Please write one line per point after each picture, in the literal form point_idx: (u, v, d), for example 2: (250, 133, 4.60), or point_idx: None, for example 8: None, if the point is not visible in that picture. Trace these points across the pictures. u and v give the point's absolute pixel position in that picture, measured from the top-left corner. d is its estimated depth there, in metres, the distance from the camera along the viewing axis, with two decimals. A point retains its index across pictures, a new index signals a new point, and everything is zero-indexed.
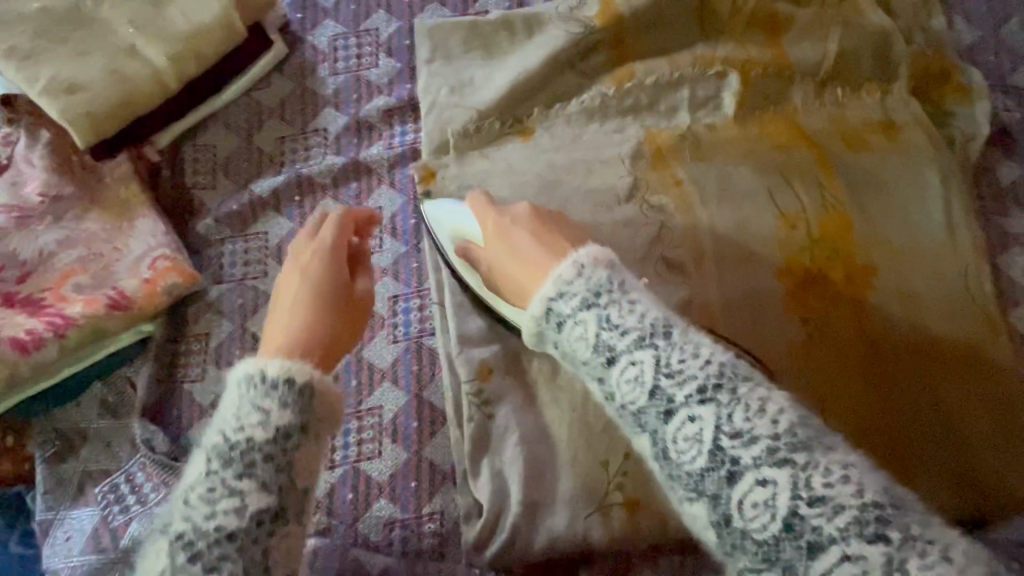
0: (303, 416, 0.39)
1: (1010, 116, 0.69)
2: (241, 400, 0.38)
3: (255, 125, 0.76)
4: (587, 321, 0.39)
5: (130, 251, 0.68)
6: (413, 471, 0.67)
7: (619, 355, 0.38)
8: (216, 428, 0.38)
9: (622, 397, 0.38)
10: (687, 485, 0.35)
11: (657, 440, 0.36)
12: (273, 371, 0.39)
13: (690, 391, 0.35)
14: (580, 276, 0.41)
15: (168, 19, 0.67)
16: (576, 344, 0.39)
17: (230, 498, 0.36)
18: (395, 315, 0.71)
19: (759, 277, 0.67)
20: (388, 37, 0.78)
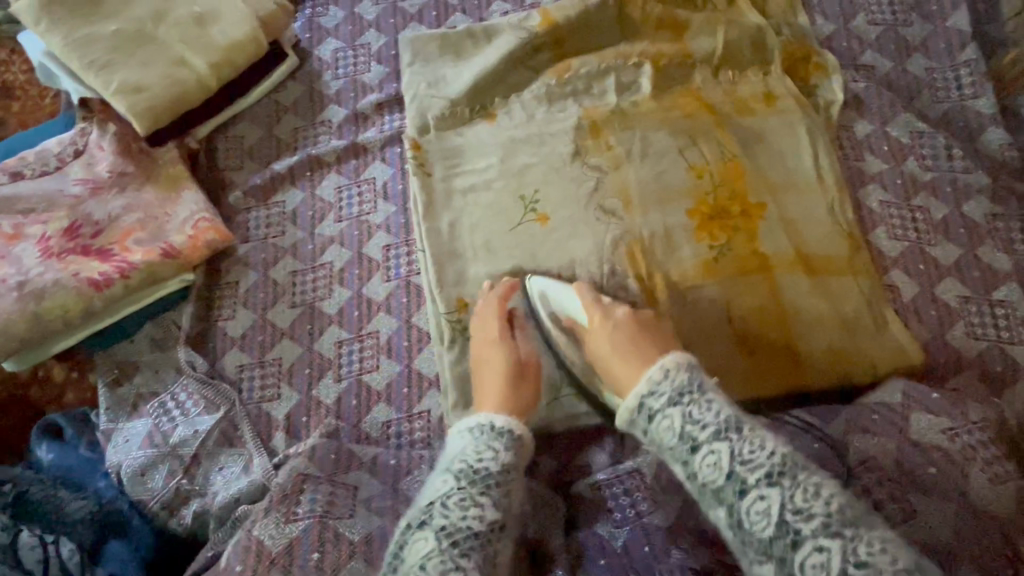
0: (517, 461, 0.65)
1: (859, 87, 0.90)
2: (479, 448, 0.65)
3: (275, 119, 0.96)
4: (674, 414, 0.62)
5: (177, 215, 0.86)
6: (405, 380, 0.83)
7: (700, 444, 0.59)
8: (462, 458, 0.64)
9: (705, 476, 0.58)
10: (760, 549, 0.54)
11: (733, 511, 0.56)
12: (499, 423, 0.67)
13: (759, 474, 0.56)
14: (667, 376, 0.65)
15: (209, 36, 0.87)
16: (665, 430, 0.62)
17: (476, 507, 0.60)
18: (388, 260, 0.88)
19: (674, 214, 0.87)
20: (378, 49, 0.99)
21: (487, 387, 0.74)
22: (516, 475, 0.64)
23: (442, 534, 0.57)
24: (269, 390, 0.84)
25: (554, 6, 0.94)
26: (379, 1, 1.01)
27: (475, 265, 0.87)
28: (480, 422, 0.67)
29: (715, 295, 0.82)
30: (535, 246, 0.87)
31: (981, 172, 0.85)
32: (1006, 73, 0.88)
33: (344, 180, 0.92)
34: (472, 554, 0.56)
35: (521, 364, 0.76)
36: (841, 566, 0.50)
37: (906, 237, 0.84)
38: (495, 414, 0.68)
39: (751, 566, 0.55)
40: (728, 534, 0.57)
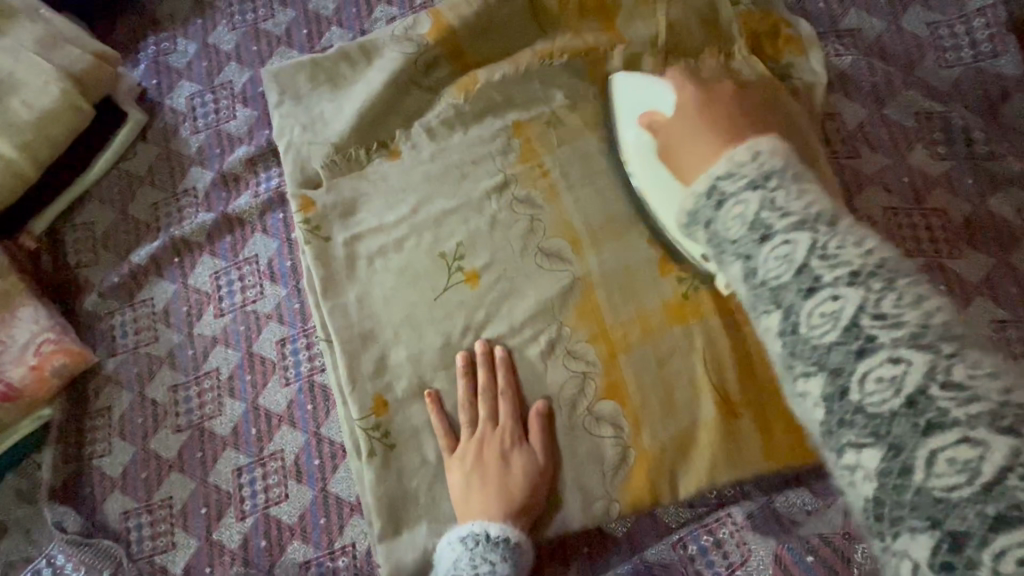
0: (517, 571, 0.59)
1: (842, 61, 0.71)
2: (473, 558, 0.58)
3: (127, 196, 0.78)
4: (750, 197, 0.40)
5: (15, 341, 0.70)
6: (322, 508, 0.68)
7: (775, 233, 0.38)
8: (457, 573, 0.57)
9: (765, 272, 0.38)
10: (809, 358, 0.35)
11: (789, 315, 0.36)
12: (494, 532, 0.59)
13: (843, 274, 0.35)
14: (753, 159, 0.42)
15: (11, 111, 0.69)
16: (731, 218, 0.40)
17: None
18: (285, 358, 0.72)
19: (634, 248, 0.69)
20: (242, 87, 0.79)
21: (477, 493, 0.62)
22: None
23: None
24: (161, 539, 0.69)
25: (446, 4, 0.74)
26: (237, 25, 0.81)
27: (391, 350, 0.69)
28: (474, 526, 0.60)
29: (685, 351, 0.66)
30: (462, 318, 0.69)
31: (1009, 157, 0.67)
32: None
33: (221, 262, 0.75)
34: None
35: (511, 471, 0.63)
36: (924, 388, 0.31)
37: (921, 254, 0.65)
38: (489, 521, 0.60)
39: (795, 381, 0.36)
40: (771, 340, 0.37)
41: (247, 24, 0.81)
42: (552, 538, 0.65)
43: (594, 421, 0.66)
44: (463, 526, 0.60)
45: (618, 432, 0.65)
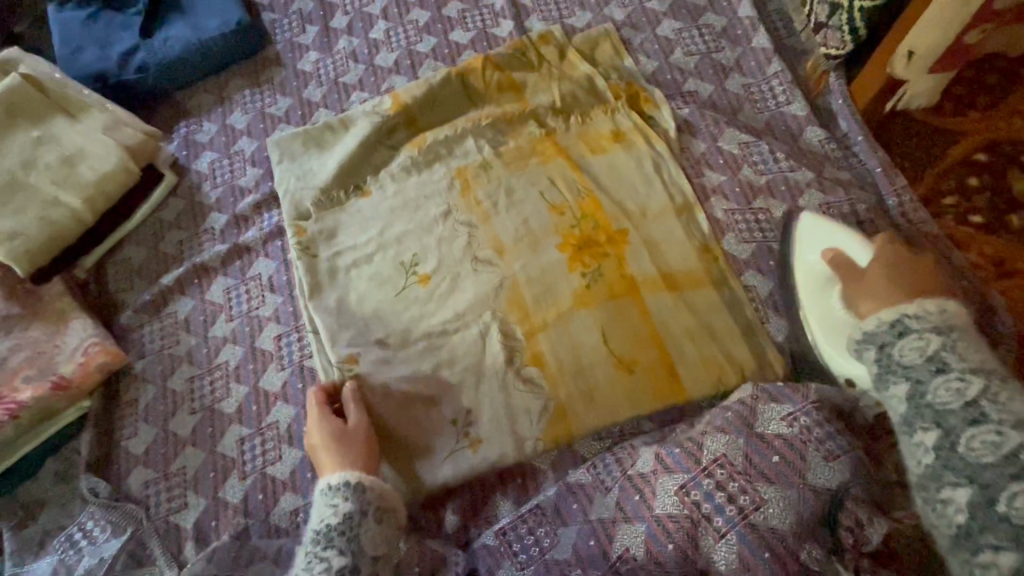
0: (363, 506, 0.67)
1: (685, 112, 0.99)
2: (320, 511, 0.67)
3: (159, 236, 1.00)
4: (931, 338, 0.65)
5: (67, 345, 0.88)
6: (309, 464, 0.84)
7: (949, 370, 0.62)
8: (311, 524, 0.67)
9: (935, 397, 0.62)
10: (944, 430, 0.60)
11: (953, 435, 0.59)
12: (336, 481, 0.69)
13: (1004, 418, 0.58)
14: (937, 312, 0.67)
15: (80, 173, 0.93)
16: (908, 350, 0.65)
17: (322, 563, 0.63)
18: (280, 349, 0.91)
19: (546, 251, 0.91)
20: (252, 153, 1.05)
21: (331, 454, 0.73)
22: (365, 517, 0.67)
23: None
24: (176, 501, 0.84)
25: (402, 89, 1.03)
26: (248, 111, 1.09)
27: (365, 335, 0.89)
28: (323, 483, 0.70)
29: (587, 325, 0.86)
30: (421, 308, 0.90)
31: (804, 168, 0.92)
32: (810, 77, 0.99)
33: (231, 280, 0.97)
34: None
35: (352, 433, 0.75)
36: None
37: (753, 239, 0.91)
38: (331, 475, 0.70)
39: (942, 488, 0.59)
40: (924, 453, 0.61)
41: (257, 110, 1.09)
42: (493, 471, 0.82)
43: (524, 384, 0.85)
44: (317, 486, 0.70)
45: (539, 386, 0.85)
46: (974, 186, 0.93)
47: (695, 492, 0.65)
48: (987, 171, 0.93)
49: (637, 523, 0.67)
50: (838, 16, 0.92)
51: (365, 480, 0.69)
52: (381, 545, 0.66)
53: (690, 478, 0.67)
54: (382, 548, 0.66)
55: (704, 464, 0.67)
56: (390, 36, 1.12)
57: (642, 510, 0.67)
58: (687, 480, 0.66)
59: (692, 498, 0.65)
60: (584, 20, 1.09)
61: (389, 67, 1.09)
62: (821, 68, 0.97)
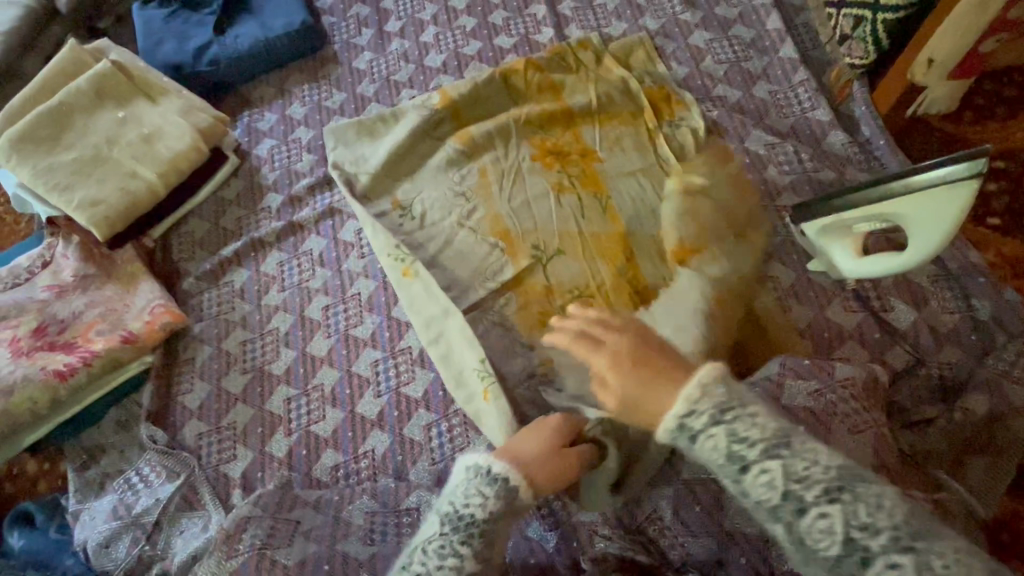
0: (511, 509, 0.63)
1: (714, 115, 1.06)
2: (467, 490, 0.63)
3: (221, 212, 1.09)
4: (674, 409, 0.63)
5: (136, 304, 0.96)
6: (350, 424, 0.90)
7: (751, 462, 0.57)
8: (449, 501, 0.63)
9: (754, 492, 0.57)
10: (772, 517, 0.56)
11: (794, 530, 0.55)
12: (498, 468, 0.64)
13: (818, 492, 0.54)
14: (715, 389, 0.62)
15: (157, 151, 1.02)
16: (667, 424, 0.63)
17: (452, 557, 0.59)
18: (328, 318, 0.98)
19: (578, 238, 0.96)
20: (308, 141, 1.14)
21: (526, 443, 0.69)
22: (502, 526, 0.63)
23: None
24: (225, 452, 0.90)
25: (450, 86, 1.11)
26: (306, 103, 1.18)
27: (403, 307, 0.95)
28: (478, 458, 0.65)
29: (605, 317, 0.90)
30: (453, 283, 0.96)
31: (827, 168, 0.98)
32: (834, 85, 1.04)
33: (285, 254, 1.04)
34: None
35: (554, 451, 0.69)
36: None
37: (776, 233, 0.96)
38: (495, 458, 0.65)
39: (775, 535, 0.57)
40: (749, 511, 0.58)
41: (314, 102, 1.18)
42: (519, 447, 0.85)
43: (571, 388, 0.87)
44: (469, 460, 0.65)
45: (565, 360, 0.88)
46: (994, 191, 0.98)
47: None
48: (1003, 177, 0.99)
49: (667, 487, 0.73)
50: (863, 28, 0.98)
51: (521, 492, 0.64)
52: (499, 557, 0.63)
53: None
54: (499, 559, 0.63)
55: None
56: (439, 40, 1.21)
57: (670, 474, 0.73)
58: None
59: None
60: (620, 29, 1.16)
61: (437, 67, 1.18)
62: (845, 76, 1.03)
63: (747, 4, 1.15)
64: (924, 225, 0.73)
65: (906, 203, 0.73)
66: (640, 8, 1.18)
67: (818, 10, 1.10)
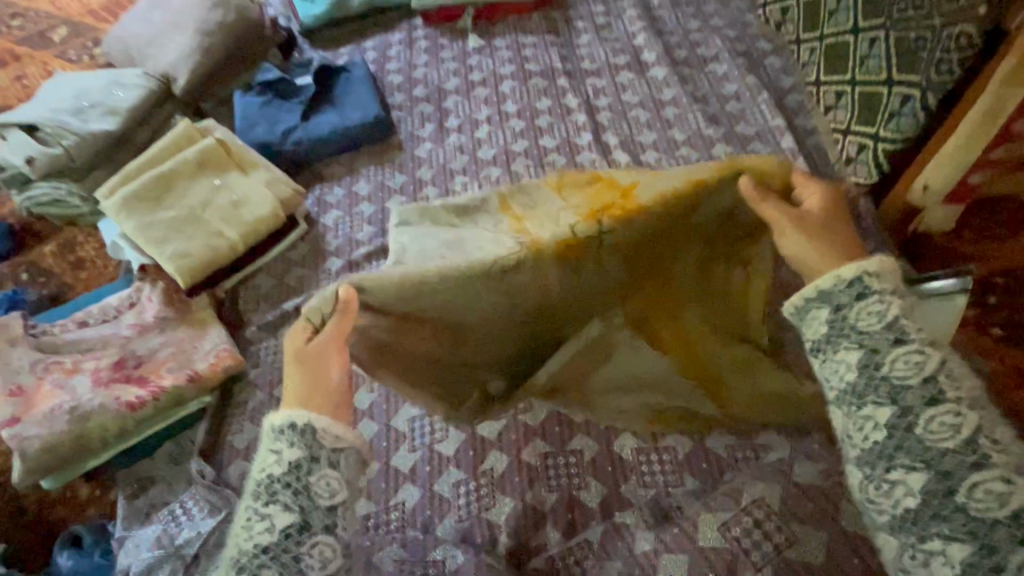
0: (313, 453, 0.59)
1: None
2: (262, 463, 0.60)
3: (286, 271, 1.22)
4: (892, 302, 0.61)
5: (203, 347, 1.06)
6: (385, 476, 0.96)
7: (906, 342, 0.59)
8: (253, 477, 0.60)
9: (892, 369, 0.58)
10: (918, 454, 0.55)
11: (926, 449, 0.55)
12: (281, 422, 0.61)
13: (997, 455, 0.53)
14: (892, 278, 0.63)
15: (242, 215, 1.17)
16: (868, 314, 0.61)
17: (263, 522, 0.57)
18: (372, 374, 1.07)
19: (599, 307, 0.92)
20: (370, 214, 1.29)
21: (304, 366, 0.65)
22: (316, 466, 0.59)
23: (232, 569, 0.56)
24: None
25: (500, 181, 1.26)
26: (372, 181, 1.35)
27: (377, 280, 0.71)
28: (265, 428, 0.62)
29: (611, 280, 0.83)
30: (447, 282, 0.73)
31: None
32: None
33: None
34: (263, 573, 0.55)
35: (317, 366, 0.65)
36: None
37: None
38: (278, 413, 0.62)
39: (890, 466, 0.56)
40: (874, 430, 0.58)
41: (378, 181, 1.35)
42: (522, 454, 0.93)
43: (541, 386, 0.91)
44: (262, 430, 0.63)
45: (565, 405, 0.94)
46: (992, 304, 1.07)
47: (736, 528, 0.72)
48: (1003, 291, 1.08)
49: (680, 554, 0.73)
50: (866, 153, 1.07)
51: (320, 425, 0.60)
52: (337, 490, 0.59)
53: (731, 515, 0.73)
54: (339, 496, 0.59)
55: (743, 503, 0.73)
56: (492, 136, 1.39)
57: (683, 541, 0.74)
58: (728, 516, 0.73)
59: (731, 532, 0.72)
60: (651, 138, 1.33)
61: (488, 159, 1.35)
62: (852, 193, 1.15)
63: (764, 124, 1.31)
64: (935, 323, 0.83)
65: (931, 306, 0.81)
66: (669, 122, 1.35)
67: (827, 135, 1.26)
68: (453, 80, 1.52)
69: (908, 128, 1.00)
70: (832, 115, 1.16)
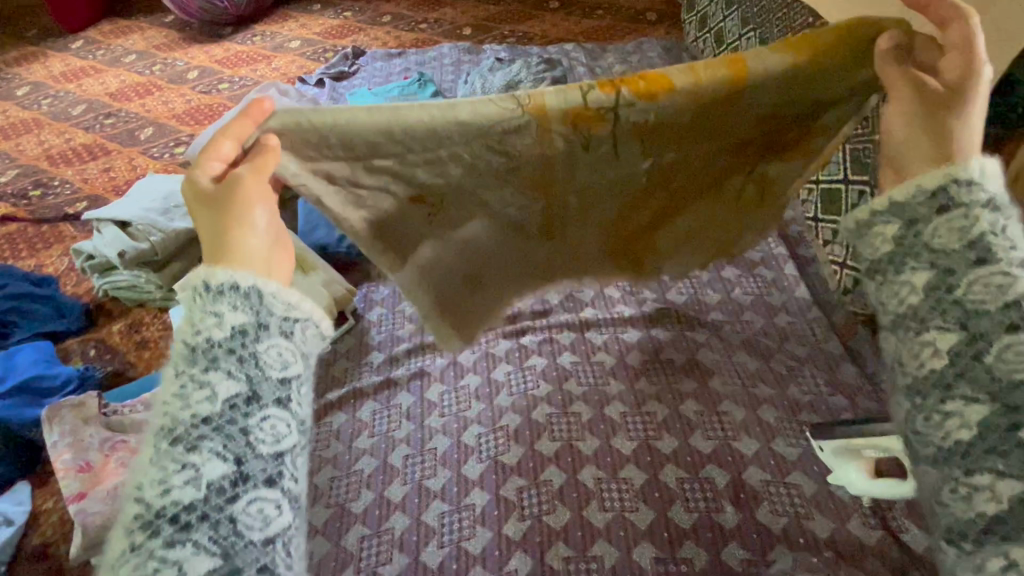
0: (261, 320, 0.54)
1: (740, 334, 1.30)
2: (199, 319, 0.52)
3: (331, 362, 1.34)
4: (980, 217, 0.55)
5: None
6: (414, 571, 1.01)
7: (990, 260, 0.55)
8: (182, 336, 0.53)
9: (969, 293, 0.55)
10: (984, 387, 0.53)
11: (993, 370, 0.53)
12: (219, 281, 0.54)
13: None
14: (991, 181, 0.57)
15: None
16: (947, 229, 0.56)
17: (203, 388, 0.51)
18: (406, 467, 1.14)
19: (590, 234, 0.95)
20: (411, 312, 1.43)
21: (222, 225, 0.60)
22: (264, 333, 0.54)
23: (166, 436, 0.49)
24: None
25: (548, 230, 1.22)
26: None
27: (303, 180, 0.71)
28: (193, 281, 0.55)
29: (620, 176, 0.81)
30: (375, 147, 0.69)
31: (838, 394, 1.17)
32: (842, 325, 1.30)
33: (378, 405, 1.25)
34: (207, 444, 0.49)
35: (239, 199, 0.61)
36: None
37: (799, 443, 1.11)
38: (211, 270, 0.55)
39: (946, 395, 0.55)
40: (934, 357, 0.55)
41: None
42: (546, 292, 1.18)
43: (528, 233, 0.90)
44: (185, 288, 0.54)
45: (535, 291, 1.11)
46: None
47: None
48: None
49: None
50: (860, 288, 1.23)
51: (268, 289, 0.55)
52: (290, 363, 0.54)
53: None
54: (292, 368, 0.54)
55: None
56: None
57: None
58: None
59: None
60: None
61: None
62: (851, 319, 1.28)
63: (767, 250, 1.47)
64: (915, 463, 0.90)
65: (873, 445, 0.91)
66: None
67: None
68: None
69: None
70: (830, 250, 1.33)
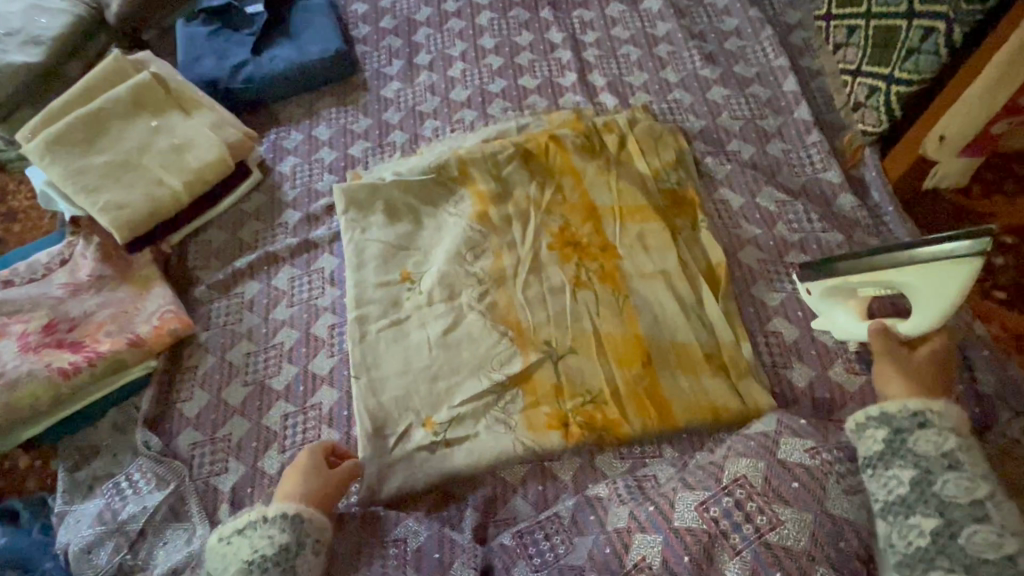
0: (301, 539, 0.69)
1: (724, 169, 1.08)
2: (252, 541, 0.68)
3: (239, 224, 1.12)
4: (948, 437, 0.66)
5: (147, 308, 0.97)
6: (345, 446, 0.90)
7: (959, 468, 0.64)
8: (237, 559, 0.67)
9: (944, 488, 0.63)
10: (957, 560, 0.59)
11: (964, 556, 0.59)
12: (273, 512, 0.71)
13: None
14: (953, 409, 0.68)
15: (185, 160, 1.05)
16: (925, 442, 0.66)
17: None
18: (332, 337, 0.99)
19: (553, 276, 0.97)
20: (330, 162, 1.18)
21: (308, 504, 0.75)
22: (301, 549, 0.69)
23: None
24: (218, 464, 0.90)
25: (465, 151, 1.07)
26: (332, 125, 1.22)
27: (402, 430, 0.88)
28: (247, 517, 0.71)
29: (592, 326, 0.93)
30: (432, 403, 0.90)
31: (835, 230, 0.99)
32: (846, 149, 1.08)
33: (297, 271, 1.06)
34: None
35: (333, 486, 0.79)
36: None
37: (783, 288, 0.96)
38: (269, 506, 0.71)
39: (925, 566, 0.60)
40: (918, 536, 0.62)
41: (340, 125, 1.22)
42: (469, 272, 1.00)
43: (438, 170, 1.06)
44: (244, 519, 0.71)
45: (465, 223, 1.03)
46: (999, 265, 1.01)
47: (714, 508, 0.69)
48: (1008, 251, 1.02)
49: (654, 533, 0.69)
50: (877, 97, 1.02)
51: (306, 515, 0.72)
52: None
53: (710, 495, 0.70)
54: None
55: (725, 484, 0.70)
56: (466, 75, 1.25)
57: (659, 521, 0.69)
58: (708, 496, 0.70)
59: (710, 509, 0.69)
60: (640, 79, 1.20)
61: (462, 101, 1.22)
62: (857, 142, 1.07)
63: (766, 64, 1.19)
64: (931, 296, 0.73)
65: (940, 269, 0.70)
66: (662, 61, 1.22)
67: (833, 77, 1.15)
68: (424, 9, 1.36)
69: (929, 67, 0.94)
70: (840, 54, 1.10)
